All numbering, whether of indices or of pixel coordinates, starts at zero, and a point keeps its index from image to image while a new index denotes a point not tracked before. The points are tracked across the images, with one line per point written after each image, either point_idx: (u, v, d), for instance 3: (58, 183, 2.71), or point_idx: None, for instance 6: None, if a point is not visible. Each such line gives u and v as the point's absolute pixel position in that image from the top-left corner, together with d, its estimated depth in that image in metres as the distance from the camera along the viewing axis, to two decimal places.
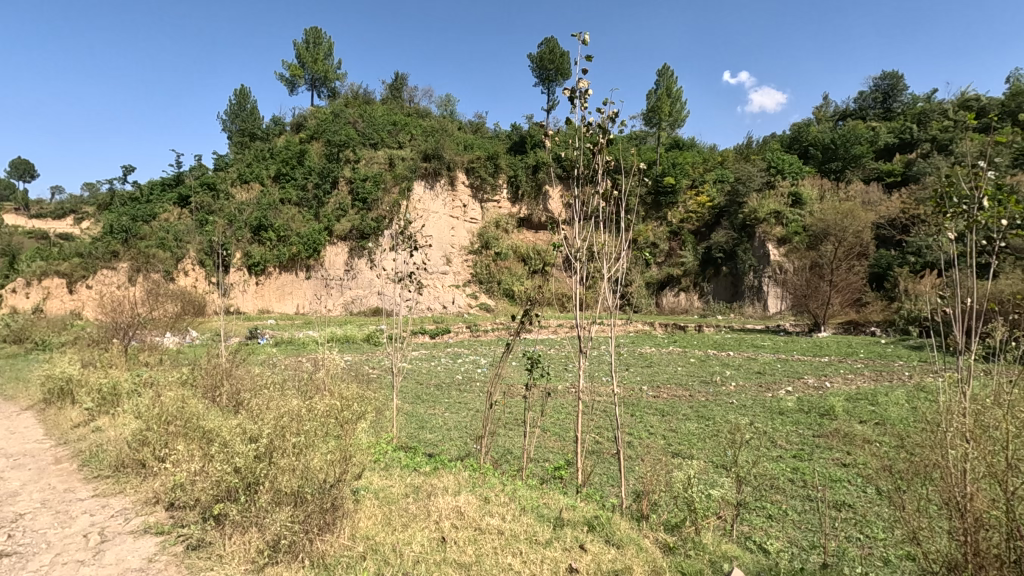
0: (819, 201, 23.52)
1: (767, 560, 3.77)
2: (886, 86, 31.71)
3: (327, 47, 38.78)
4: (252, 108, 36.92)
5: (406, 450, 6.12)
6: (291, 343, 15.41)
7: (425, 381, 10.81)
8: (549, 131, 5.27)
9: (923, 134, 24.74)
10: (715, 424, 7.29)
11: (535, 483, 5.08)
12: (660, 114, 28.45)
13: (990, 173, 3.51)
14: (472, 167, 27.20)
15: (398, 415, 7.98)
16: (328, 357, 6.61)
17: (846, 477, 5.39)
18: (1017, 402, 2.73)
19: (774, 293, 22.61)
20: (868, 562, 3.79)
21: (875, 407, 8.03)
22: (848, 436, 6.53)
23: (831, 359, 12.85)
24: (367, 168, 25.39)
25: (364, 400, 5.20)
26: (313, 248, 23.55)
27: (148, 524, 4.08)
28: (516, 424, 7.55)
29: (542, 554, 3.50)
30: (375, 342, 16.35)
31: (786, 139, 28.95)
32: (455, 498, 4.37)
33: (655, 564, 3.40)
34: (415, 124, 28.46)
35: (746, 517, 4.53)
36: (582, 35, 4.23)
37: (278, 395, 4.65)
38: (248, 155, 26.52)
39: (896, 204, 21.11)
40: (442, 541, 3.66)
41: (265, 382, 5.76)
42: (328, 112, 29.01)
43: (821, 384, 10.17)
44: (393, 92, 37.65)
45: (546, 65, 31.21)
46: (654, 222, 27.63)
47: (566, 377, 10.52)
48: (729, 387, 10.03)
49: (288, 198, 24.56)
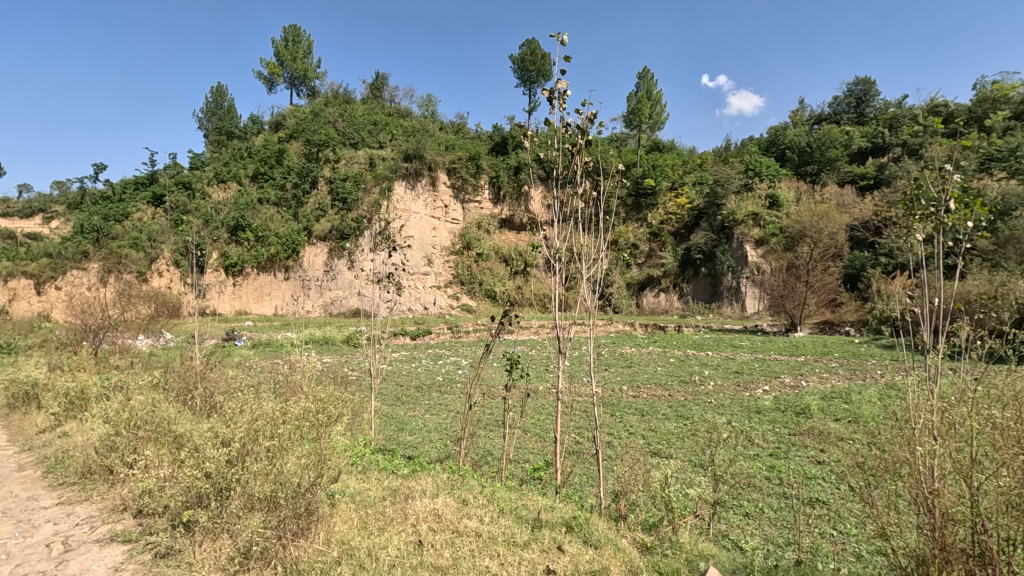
0: (795, 203, 23.97)
1: (742, 558, 3.81)
2: (859, 91, 32.37)
3: (306, 45, 38.39)
4: (230, 106, 36.36)
5: (384, 452, 6.09)
6: (269, 345, 15.21)
7: (406, 382, 10.78)
8: (529, 131, 5.22)
9: (894, 139, 25.41)
10: (693, 424, 7.35)
11: (514, 484, 5.11)
12: (639, 117, 28.73)
13: (956, 178, 3.57)
14: (454, 167, 27.07)
15: (376, 417, 7.90)
16: (305, 359, 6.52)
17: (821, 475, 5.48)
18: (982, 399, 2.80)
19: (751, 293, 23.01)
20: (841, 558, 3.86)
21: (849, 406, 8.17)
22: (823, 434, 6.64)
23: (807, 359, 13.00)
24: (347, 168, 25.13)
25: (342, 401, 5.17)
26: (292, 248, 23.28)
27: (115, 532, 3.95)
28: (497, 425, 7.56)
29: (520, 557, 3.47)
30: (355, 343, 16.20)
31: (763, 142, 29.41)
32: (433, 500, 4.34)
33: (632, 564, 3.41)
34: (396, 124, 28.30)
35: (723, 515, 4.59)
36: (560, 35, 4.23)
37: (253, 398, 4.53)
38: (225, 155, 26.09)
39: (869, 207, 21.60)
40: (418, 544, 3.62)
41: (238, 383, 5.69)
42: (307, 111, 28.64)
43: (797, 383, 10.34)
44: (373, 92, 37.49)
45: (527, 66, 31.27)
46: (634, 223, 27.87)
47: (546, 377, 10.56)
48: (707, 386, 10.13)
49: (266, 198, 24.24)
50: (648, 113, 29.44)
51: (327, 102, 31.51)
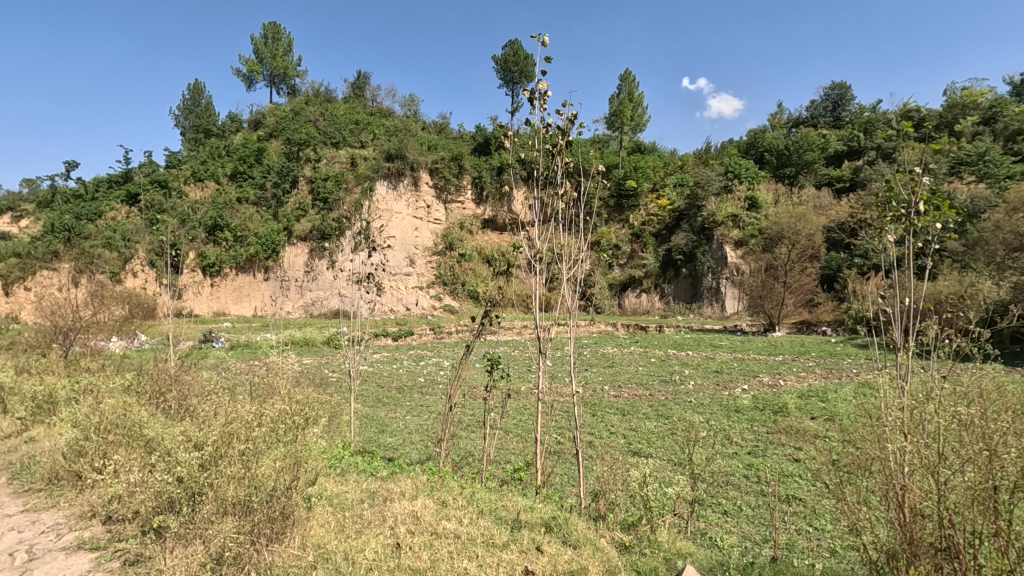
0: (773, 205, 24.38)
1: (719, 555, 3.85)
2: (835, 95, 33.01)
3: (287, 43, 37.98)
4: (207, 103, 35.78)
5: (363, 454, 6.01)
6: (247, 347, 14.96)
7: (386, 384, 10.65)
8: (510, 131, 5.20)
9: (869, 142, 25.96)
10: (673, 423, 7.41)
11: (494, 484, 5.09)
12: (621, 119, 28.94)
13: (925, 180, 3.68)
14: (436, 167, 26.95)
15: (355, 419, 7.84)
16: (281, 360, 6.44)
17: (797, 472, 5.57)
18: (949, 397, 2.86)
19: (731, 294, 23.34)
20: (816, 554, 3.92)
21: (825, 404, 8.34)
22: (799, 432, 6.74)
23: (784, 359, 13.14)
24: (328, 168, 24.88)
25: (321, 403, 5.10)
26: (271, 248, 22.95)
27: (83, 539, 3.85)
28: (478, 426, 7.55)
29: (499, 558, 3.46)
30: (335, 345, 16.02)
31: (742, 144, 29.84)
32: (411, 503, 4.29)
33: (610, 563, 3.41)
34: (378, 123, 28.07)
35: (702, 513, 4.63)
36: (542, 36, 4.23)
37: (228, 400, 4.43)
38: (203, 153, 25.66)
39: (845, 209, 22.05)
40: (396, 547, 3.58)
41: (213, 385, 5.57)
42: (288, 109, 28.33)
43: (774, 383, 10.45)
44: (355, 91, 37.24)
45: (510, 67, 31.30)
46: (616, 224, 28.06)
47: (528, 378, 10.58)
48: (687, 386, 10.20)
49: (245, 197, 23.92)
50: (630, 114, 29.65)
51: (308, 100, 31.09)
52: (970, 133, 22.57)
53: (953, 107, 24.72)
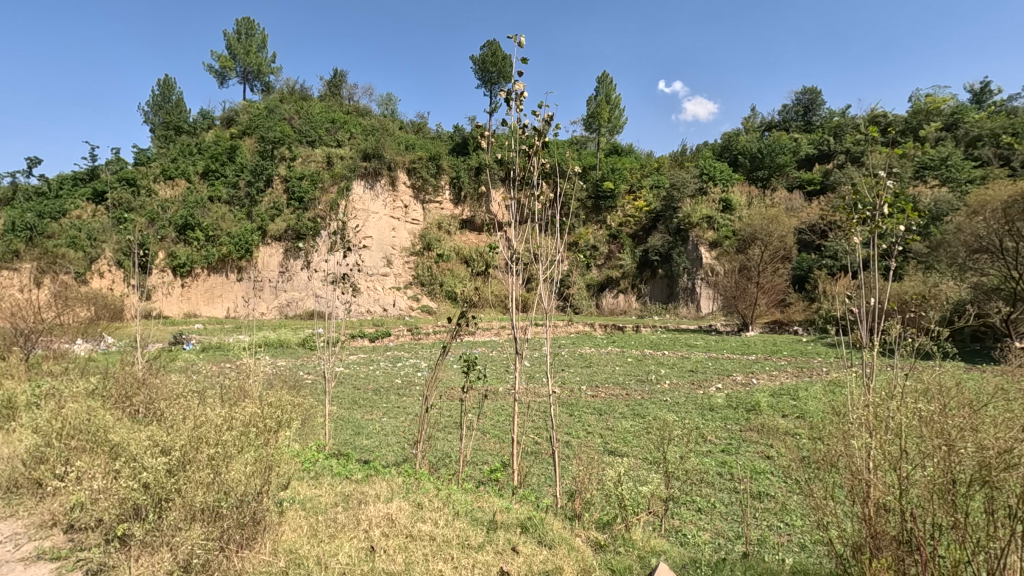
0: (747, 207, 24.88)
1: (692, 552, 3.89)
2: (806, 100, 33.83)
3: (261, 39, 37.36)
4: (178, 100, 34.99)
5: (338, 457, 5.94)
6: (219, 349, 14.66)
7: (362, 386, 10.53)
8: (486, 132, 5.17)
9: (839, 147, 26.65)
10: (649, 421, 7.51)
11: (471, 486, 5.06)
12: (599, 120, 29.18)
13: (890, 184, 3.81)
14: (414, 167, 26.73)
15: (330, 421, 7.74)
16: (253, 362, 6.30)
17: (769, 469, 5.68)
18: (911, 394, 2.94)
19: (706, 294, 23.73)
20: (787, 549, 4.01)
21: (796, 402, 8.54)
22: (771, 430, 6.87)
23: (757, 358, 13.43)
24: (304, 167, 24.49)
25: (294, 406, 4.99)
26: (245, 248, 22.50)
27: (42, 550, 3.71)
28: (455, 427, 7.53)
29: (474, 559, 3.44)
30: (310, 347, 15.80)
31: (717, 147, 30.30)
32: (387, 505, 4.26)
33: (585, 563, 3.42)
34: (355, 122, 27.74)
35: (677, 511, 4.69)
36: (518, 37, 4.23)
37: (196, 403, 4.31)
38: (173, 150, 25.07)
39: (816, 211, 22.59)
40: (370, 551, 3.53)
41: (181, 388, 5.41)
42: (262, 107, 27.86)
43: (747, 381, 10.65)
44: (331, 89, 36.82)
45: (488, 67, 31.27)
46: (594, 225, 28.23)
47: (505, 378, 10.64)
48: (663, 385, 10.35)
49: (217, 195, 23.43)
50: (607, 116, 29.89)
51: (282, 98, 30.57)
52: (933, 139, 23.36)
53: (917, 113, 25.56)
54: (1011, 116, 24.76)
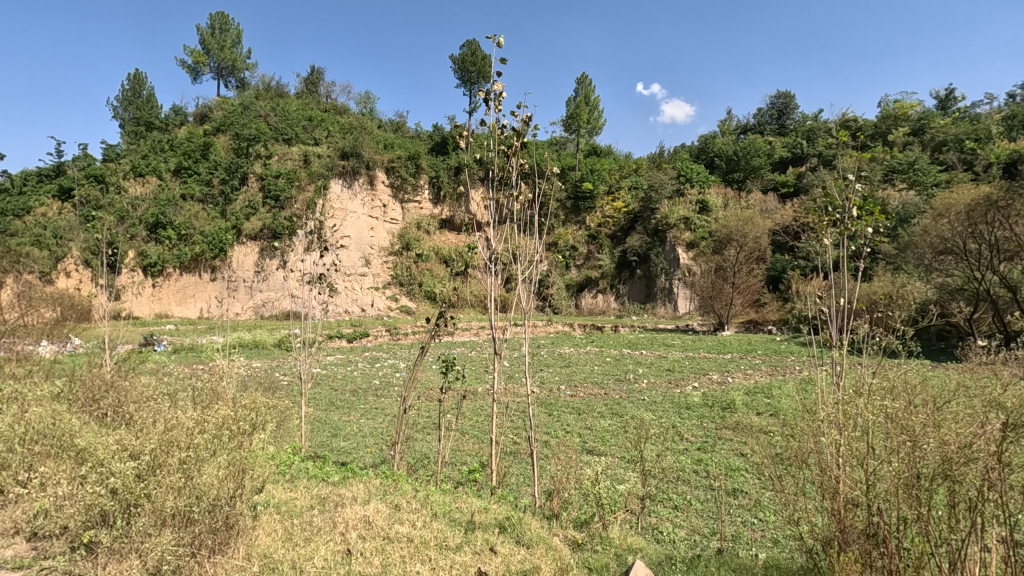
0: (723, 209, 25.29)
1: (668, 549, 3.95)
2: (781, 104, 34.50)
3: (236, 34, 36.67)
4: (149, 95, 34.15)
5: (315, 460, 5.86)
6: (191, 350, 14.36)
7: (340, 387, 10.40)
8: (465, 132, 5.16)
9: (811, 150, 27.24)
10: (627, 420, 7.59)
11: (449, 487, 5.04)
12: (578, 121, 29.32)
13: (858, 187, 3.94)
14: (392, 166, 26.51)
15: (307, 423, 7.63)
16: (227, 363, 6.18)
17: (743, 466, 5.78)
18: (878, 392, 3.02)
19: (683, 294, 24.04)
20: (760, 544, 4.08)
21: (770, 400, 8.71)
22: (745, 427, 7.01)
23: (733, 357, 13.69)
24: (280, 165, 24.10)
25: (270, 409, 4.89)
26: (218, 247, 22.06)
27: (4, 559, 3.59)
28: (433, 428, 7.50)
29: (451, 560, 3.43)
30: (286, 347, 15.55)
31: (694, 149, 30.72)
32: (364, 507, 4.22)
33: (562, 561, 3.45)
34: (332, 120, 27.40)
35: (654, 509, 4.75)
36: (496, 37, 4.23)
37: (168, 406, 4.20)
38: (144, 146, 24.44)
39: (789, 213, 23.07)
40: (347, 554, 3.49)
41: (151, 391, 5.28)
42: (236, 103, 27.34)
43: (723, 380, 10.84)
44: (308, 87, 36.33)
45: (467, 67, 31.18)
46: (574, 226, 28.36)
47: (484, 378, 10.64)
48: (641, 384, 10.47)
49: (189, 193, 22.92)
50: (587, 117, 30.04)
51: (258, 95, 30.06)
52: (902, 143, 24.02)
53: (886, 118, 26.26)
54: (975, 122, 25.62)
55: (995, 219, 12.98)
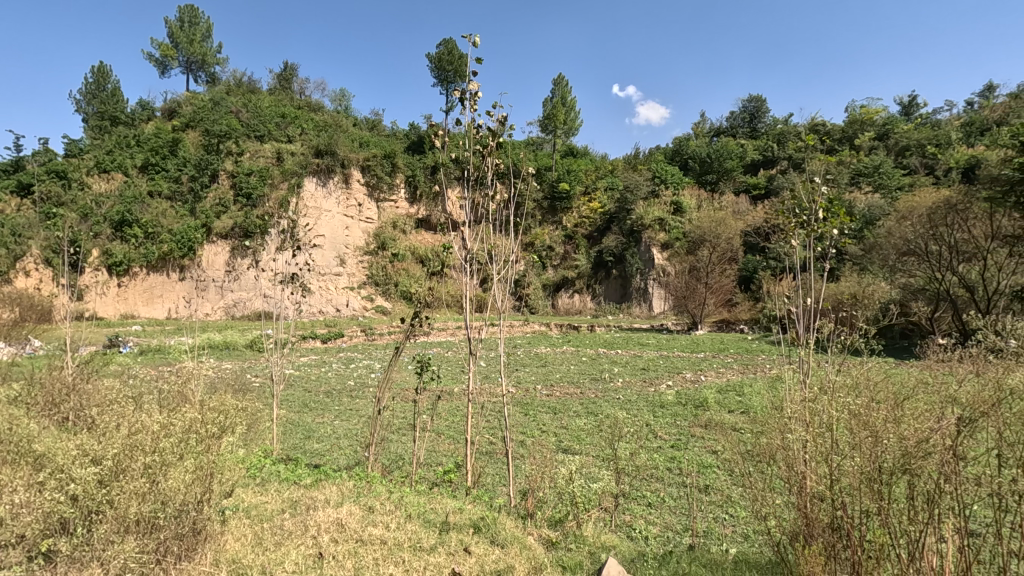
0: (696, 210, 25.72)
1: (641, 546, 3.99)
2: (752, 108, 35.23)
3: (206, 28, 35.85)
4: (114, 88, 33.14)
5: (286, 462, 5.77)
6: (158, 352, 13.99)
7: (313, 388, 10.24)
8: (440, 131, 5.14)
9: (782, 153, 27.87)
10: (602, 419, 7.66)
11: (424, 488, 5.01)
12: (554, 122, 29.46)
13: (823, 190, 4.07)
14: (368, 165, 26.22)
15: (279, 425, 7.50)
16: (196, 365, 6.03)
17: (715, 463, 5.89)
18: (842, 390, 3.11)
19: (658, 294, 24.35)
20: (730, 540, 4.16)
21: (741, 398, 8.90)
22: (716, 425, 7.14)
23: (706, 356, 13.95)
24: (252, 162, 23.64)
25: (241, 411, 4.79)
26: (187, 246, 21.53)
27: None
28: (408, 429, 7.45)
29: (426, 561, 3.42)
30: (258, 349, 15.26)
31: (668, 150, 31.16)
32: (336, 510, 4.17)
33: (536, 560, 3.46)
34: (306, 117, 26.98)
35: (629, 506, 4.80)
36: (472, 36, 4.22)
37: (133, 410, 4.07)
38: (108, 141, 23.71)
39: (761, 214, 23.58)
40: (318, 558, 3.45)
41: (116, 394, 5.11)
42: (206, 98, 26.72)
43: (696, 378, 11.03)
44: (281, 83, 35.72)
45: (444, 66, 31.07)
46: (550, 226, 28.49)
47: (461, 378, 10.62)
48: (616, 383, 10.59)
49: (157, 190, 22.33)
50: (563, 118, 30.19)
51: (229, 90, 29.43)
52: (867, 148, 24.76)
53: (853, 123, 27.04)
54: (936, 128, 26.55)
55: (954, 222, 13.57)
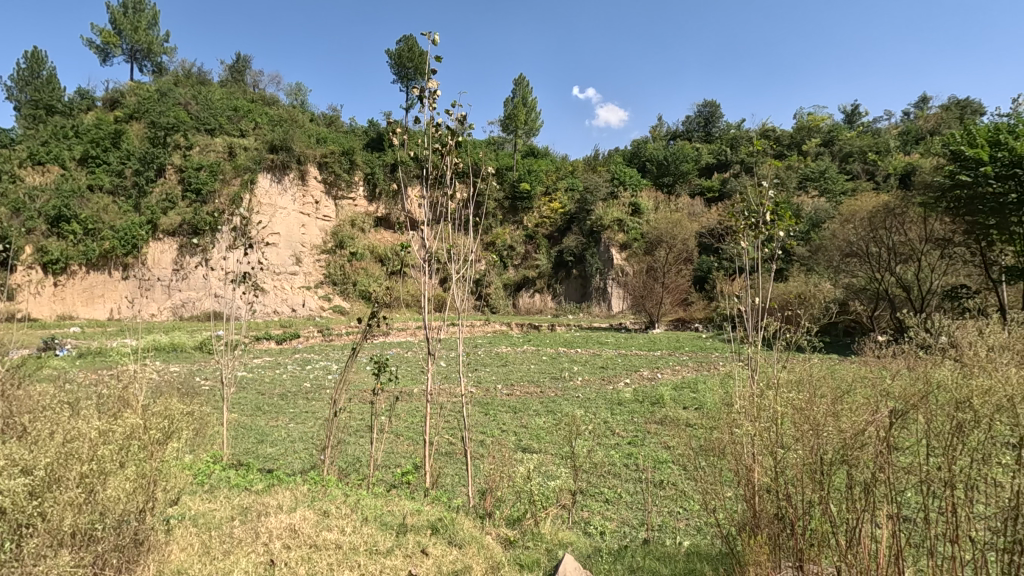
0: (653, 212, 26.37)
1: (598, 542, 4.06)
2: (707, 112, 36.26)
3: (152, 15, 34.25)
4: (50, 75, 31.25)
5: (237, 468, 5.58)
6: (99, 355, 13.29)
7: (267, 391, 9.94)
8: (399, 128, 5.06)
9: (735, 157, 28.81)
10: (561, 417, 7.73)
11: (381, 491, 4.93)
12: (515, 122, 29.54)
13: (771, 194, 4.22)
14: (325, 161, 25.62)
15: (230, 430, 7.25)
16: (139, 368, 5.75)
17: (669, 458, 6.05)
18: (786, 386, 3.24)
19: (616, 294, 24.79)
20: (684, 532, 4.28)
21: (695, 394, 9.17)
22: (671, 421, 7.32)
23: (662, 354, 14.31)
24: (201, 157, 22.73)
25: (189, 416, 4.60)
26: (131, 243, 20.49)
27: None
28: (366, 431, 7.33)
29: (381, 564, 3.38)
30: (208, 350, 14.71)
31: (627, 152, 31.75)
32: (289, 515, 4.06)
33: (493, 559, 3.48)
34: (260, 111, 26.14)
35: (587, 503, 4.87)
36: (431, 34, 4.17)
37: (68, 416, 3.84)
38: (43, 132, 22.36)
39: (715, 216, 24.31)
40: (270, 564, 3.35)
41: (50, 400, 4.82)
42: (152, 89, 25.54)
43: (653, 376, 11.30)
44: (234, 75, 34.51)
45: (404, 63, 30.67)
46: (511, 226, 28.54)
47: (421, 379, 10.53)
48: (575, 381, 10.72)
49: (97, 184, 21.18)
50: (524, 118, 30.28)
51: (177, 81, 28.20)
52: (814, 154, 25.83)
53: (800, 129, 28.22)
54: (877, 136, 28.00)
55: (892, 225, 14.35)
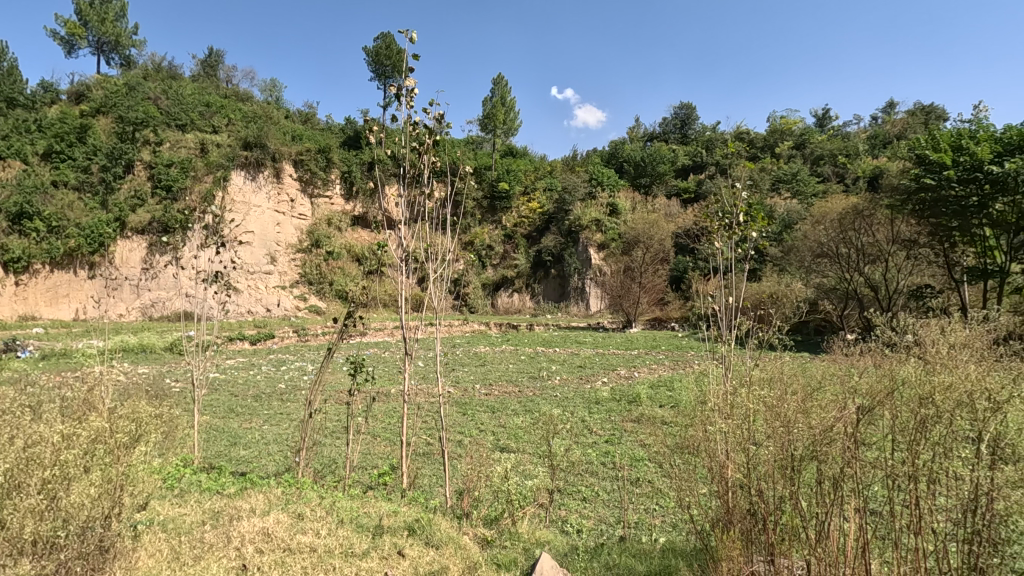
0: (630, 212, 26.64)
1: (575, 540, 4.08)
2: (683, 114, 36.76)
3: (119, 6, 33.26)
4: (10, 67, 30.09)
5: (209, 471, 5.46)
6: (64, 357, 12.85)
7: (240, 392, 9.75)
8: (375, 126, 5.00)
9: (710, 159, 29.27)
10: (539, 416, 7.76)
11: (358, 492, 4.87)
12: (494, 122, 29.52)
13: (744, 196, 4.30)
14: (301, 159, 25.24)
15: (201, 433, 7.08)
16: (106, 370, 5.58)
17: (645, 456, 6.11)
18: (757, 384, 3.31)
19: (594, 293, 24.98)
20: (659, 529, 4.33)
21: (670, 392, 9.29)
22: (646, 419, 7.40)
23: (639, 353, 14.46)
24: (172, 153, 22.17)
25: (158, 419, 4.47)
26: (98, 241, 19.88)
27: None
28: (342, 432, 7.23)
29: (357, 567, 3.35)
30: (179, 351, 14.35)
31: (605, 153, 31.99)
32: (262, 519, 3.99)
33: (471, 560, 3.47)
34: (234, 107, 25.61)
35: (564, 502, 4.90)
36: (408, 31, 4.14)
37: (28, 419, 3.68)
38: (4, 125, 21.53)
39: (690, 217, 24.67)
40: (242, 570, 3.29)
41: (10, 405, 4.64)
42: (120, 82, 24.80)
43: (630, 375, 11.43)
44: (206, 70, 33.73)
45: (382, 60, 30.38)
46: (490, 225, 28.50)
47: (398, 379, 10.44)
48: (553, 381, 10.76)
49: (62, 180, 20.49)
50: (502, 118, 30.29)
51: (146, 75, 27.43)
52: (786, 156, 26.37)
53: (773, 132, 28.80)
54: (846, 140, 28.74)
55: (861, 226, 14.73)
